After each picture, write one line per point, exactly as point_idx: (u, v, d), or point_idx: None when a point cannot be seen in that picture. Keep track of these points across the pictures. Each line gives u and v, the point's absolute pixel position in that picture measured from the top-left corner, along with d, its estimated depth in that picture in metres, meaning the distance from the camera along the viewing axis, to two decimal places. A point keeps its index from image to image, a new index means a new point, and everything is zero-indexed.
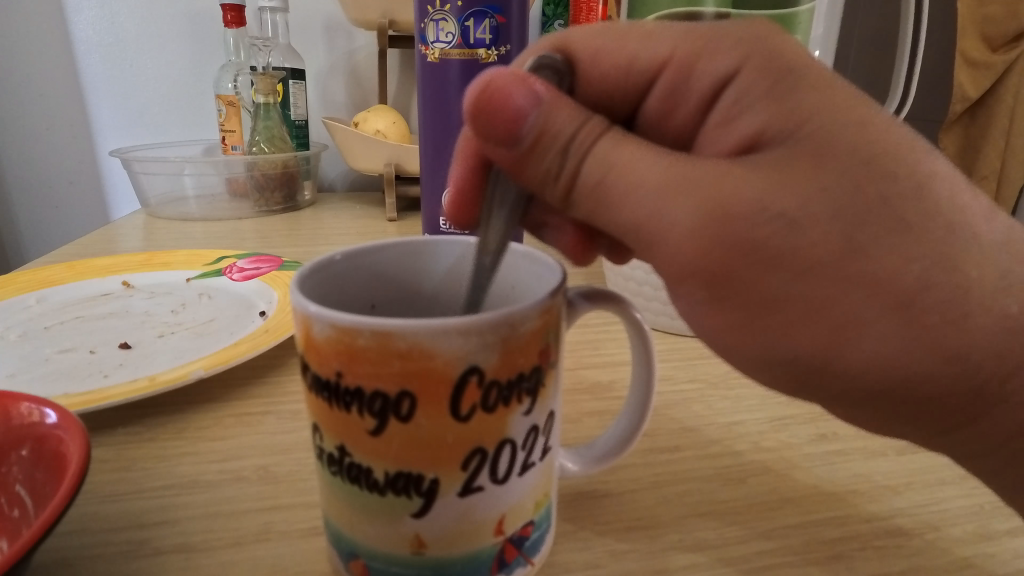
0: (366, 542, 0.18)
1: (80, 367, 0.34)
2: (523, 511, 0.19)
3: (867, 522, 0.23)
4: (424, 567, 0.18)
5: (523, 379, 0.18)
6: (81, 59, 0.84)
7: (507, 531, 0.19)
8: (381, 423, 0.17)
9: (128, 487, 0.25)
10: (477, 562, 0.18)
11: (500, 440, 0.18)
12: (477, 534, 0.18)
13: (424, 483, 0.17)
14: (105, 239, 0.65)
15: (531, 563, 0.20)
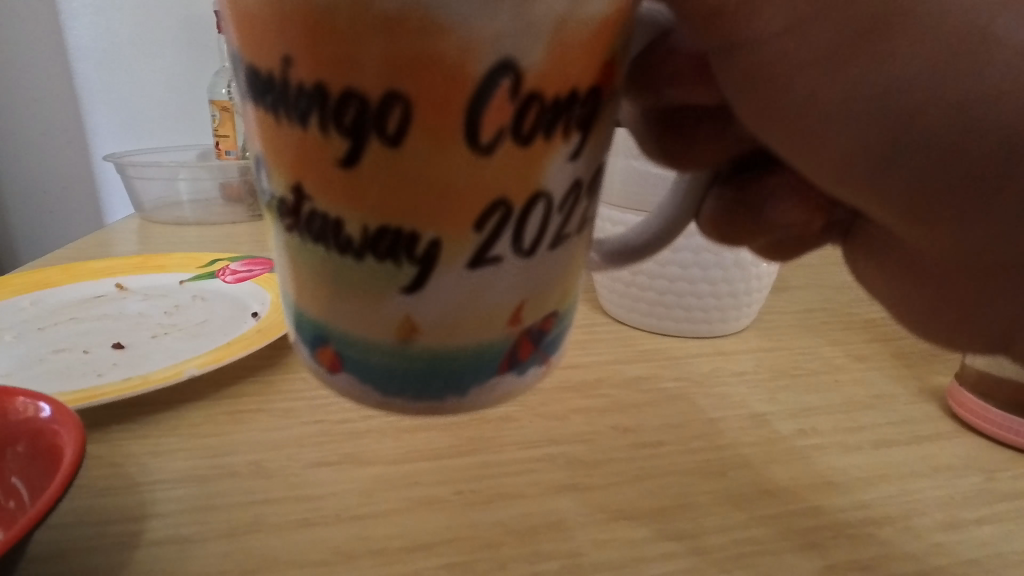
0: (334, 322, 0.14)
1: (75, 367, 0.35)
2: (548, 297, 0.15)
3: (842, 512, 0.24)
4: (408, 359, 0.14)
5: (575, 103, 0.13)
6: (76, 64, 0.84)
7: (526, 323, 0.15)
8: (355, 144, 0.12)
9: (123, 482, 0.25)
10: (483, 358, 0.15)
11: (533, 190, 0.13)
12: (488, 322, 0.14)
13: (419, 240, 0.13)
14: (100, 243, 0.65)
15: (547, 364, 0.16)
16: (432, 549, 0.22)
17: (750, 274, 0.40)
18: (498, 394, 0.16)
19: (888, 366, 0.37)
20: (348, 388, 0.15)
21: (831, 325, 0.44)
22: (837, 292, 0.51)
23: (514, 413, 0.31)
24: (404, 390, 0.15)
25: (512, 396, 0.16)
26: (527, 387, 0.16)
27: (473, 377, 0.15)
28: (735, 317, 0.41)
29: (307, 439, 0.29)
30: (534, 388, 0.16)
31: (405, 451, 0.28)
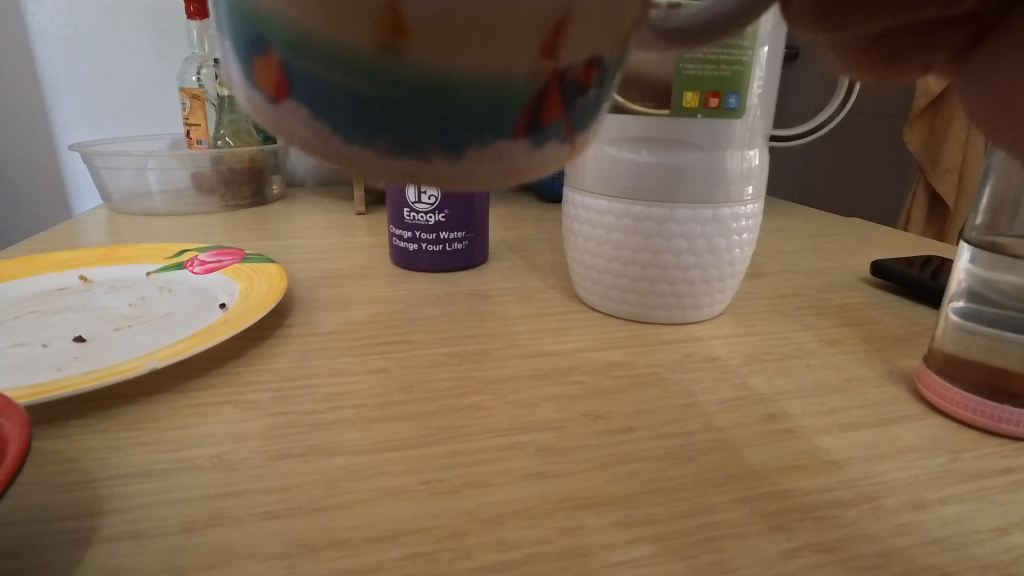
0: (289, 15, 0.11)
1: (34, 360, 0.34)
2: (593, 28, 0.12)
3: (809, 495, 0.24)
4: (393, 71, 0.11)
5: None
6: (39, 51, 0.82)
7: (561, 61, 0.12)
8: None
9: (78, 478, 0.25)
10: (498, 92, 0.12)
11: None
12: (512, 38, 0.11)
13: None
14: (67, 235, 0.64)
15: (568, 143, 0.14)
16: (396, 540, 0.22)
17: (724, 260, 0.40)
18: (503, 164, 0.13)
19: (859, 351, 0.38)
20: (300, 129, 0.12)
21: (804, 311, 0.44)
22: (812, 278, 0.51)
23: (485, 401, 0.31)
24: (383, 128, 0.12)
25: (522, 176, 0.13)
26: (540, 166, 0.13)
27: (477, 125, 0.12)
28: (708, 303, 0.41)
29: (272, 431, 0.28)
30: (546, 169, 0.14)
31: (372, 441, 0.27)
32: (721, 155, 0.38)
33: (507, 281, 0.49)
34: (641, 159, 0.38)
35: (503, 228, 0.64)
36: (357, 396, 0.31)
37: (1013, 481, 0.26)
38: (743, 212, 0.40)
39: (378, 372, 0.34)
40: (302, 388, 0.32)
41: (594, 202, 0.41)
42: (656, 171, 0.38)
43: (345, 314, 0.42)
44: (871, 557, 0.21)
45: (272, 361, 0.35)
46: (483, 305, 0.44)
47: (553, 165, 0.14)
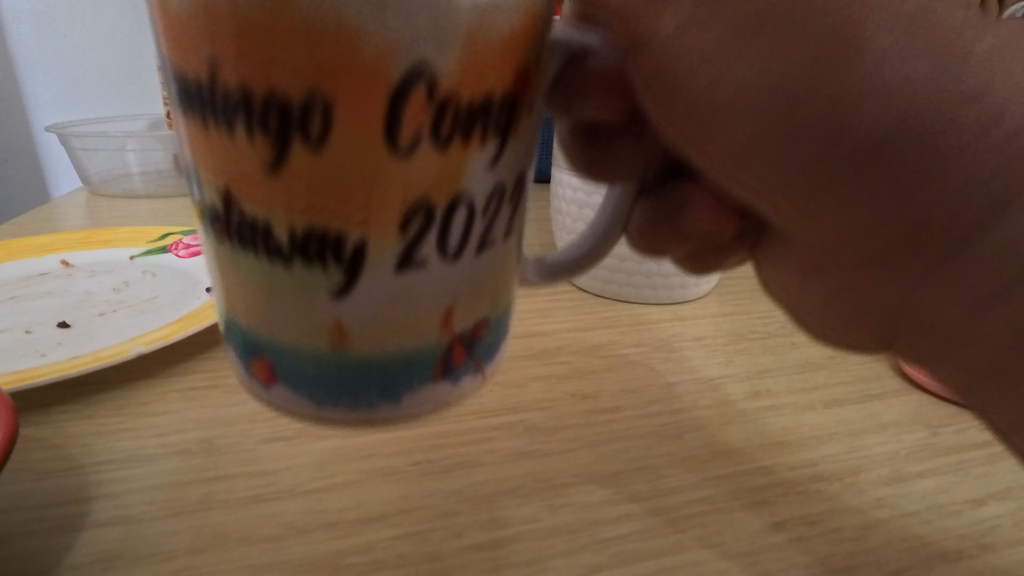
0: (274, 335, 0.17)
1: (14, 347, 0.33)
2: (475, 304, 0.18)
3: (792, 470, 0.25)
4: (338, 360, 0.17)
5: (488, 109, 0.15)
6: (9, 27, 0.79)
7: (455, 328, 0.17)
8: (280, 147, 0.14)
9: (65, 464, 0.24)
10: (411, 361, 0.17)
11: (453, 195, 0.15)
12: (417, 324, 0.17)
13: (347, 245, 0.15)
14: (44, 218, 0.62)
15: (480, 372, 0.19)
16: (387, 520, 0.22)
17: None
18: (430, 403, 0.18)
19: None
20: (286, 403, 0.18)
21: None
22: None
23: None
24: (341, 392, 0.17)
25: (446, 404, 0.19)
26: (459, 394, 0.19)
27: (403, 380, 0.17)
28: (695, 283, 0.42)
29: (260, 416, 0.28)
30: (468, 395, 0.19)
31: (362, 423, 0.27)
32: None
33: None
34: None
35: None
36: None
37: (989, 454, 0.26)
38: None
39: None
40: None
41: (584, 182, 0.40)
42: None
43: None
44: (853, 529, 0.22)
45: None
46: None
47: (472, 391, 0.19)
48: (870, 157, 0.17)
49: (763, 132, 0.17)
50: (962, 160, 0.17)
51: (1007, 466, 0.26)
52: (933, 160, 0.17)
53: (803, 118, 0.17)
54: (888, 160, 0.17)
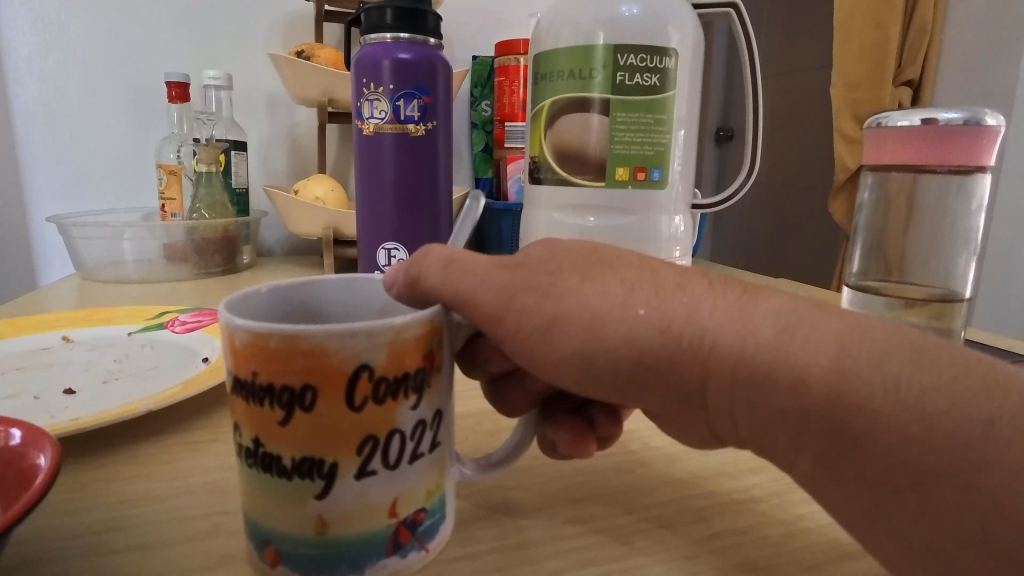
0: (273, 526, 0.21)
1: (26, 409, 0.36)
2: (415, 496, 0.22)
3: (728, 493, 0.29)
4: (320, 545, 0.21)
5: (409, 377, 0.21)
6: (20, 128, 0.85)
7: (400, 515, 0.22)
8: (288, 413, 0.20)
9: (82, 504, 0.27)
10: (372, 541, 0.21)
11: (390, 429, 0.21)
12: (371, 514, 0.21)
13: (325, 466, 0.20)
14: (37, 302, 0.65)
15: (426, 549, 0.23)
16: None
17: None
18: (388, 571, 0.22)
19: None
20: None
21: None
22: None
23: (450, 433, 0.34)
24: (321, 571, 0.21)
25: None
26: (409, 567, 0.23)
27: (366, 558, 0.21)
28: None
29: None
30: (417, 568, 0.23)
31: None
32: (653, 220, 0.44)
33: None
34: (587, 223, 0.44)
35: None
36: None
37: None
38: None
39: None
40: None
41: None
42: (601, 234, 0.44)
43: None
44: (776, 536, 0.26)
45: None
46: None
47: (420, 565, 0.23)
48: (618, 357, 0.21)
49: (569, 358, 0.22)
50: (677, 352, 0.21)
51: None
52: (653, 349, 0.21)
53: (603, 354, 0.21)
54: (633, 355, 0.21)
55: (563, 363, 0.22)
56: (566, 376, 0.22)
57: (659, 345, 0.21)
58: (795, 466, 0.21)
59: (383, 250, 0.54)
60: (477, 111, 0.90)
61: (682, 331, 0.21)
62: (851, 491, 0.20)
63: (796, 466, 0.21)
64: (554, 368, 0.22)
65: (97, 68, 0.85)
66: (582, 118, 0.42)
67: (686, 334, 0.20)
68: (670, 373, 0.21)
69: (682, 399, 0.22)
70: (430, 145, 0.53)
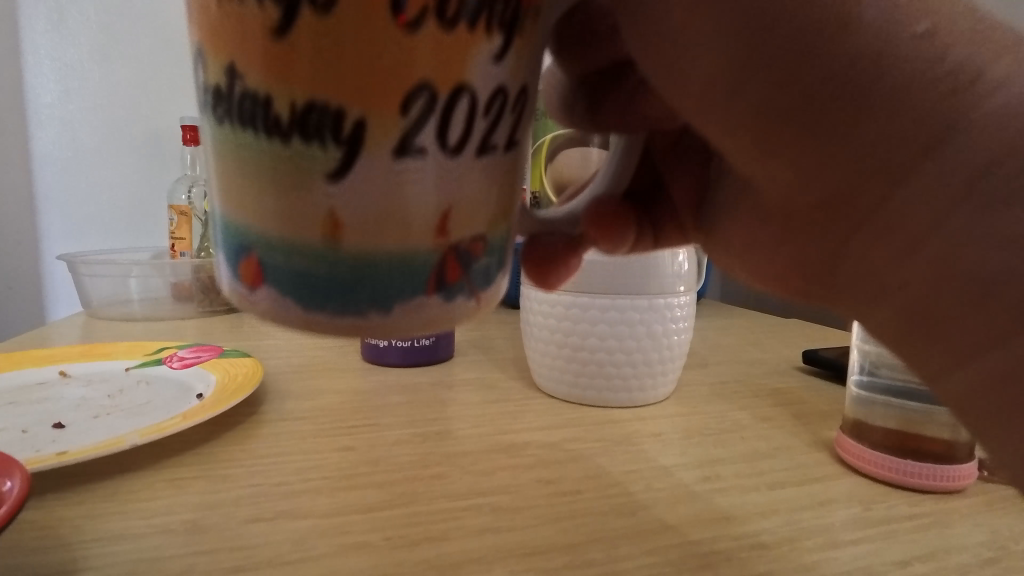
0: (262, 227, 0.17)
1: (13, 442, 0.35)
2: (475, 216, 0.17)
3: (736, 539, 0.27)
4: (330, 258, 0.16)
5: (493, 6, 0.15)
6: (37, 171, 0.88)
7: (452, 238, 0.17)
8: (291, 18, 0.14)
9: (56, 541, 0.26)
10: (407, 266, 0.17)
11: (457, 84, 0.15)
12: (410, 225, 0.16)
13: (343, 123, 0.15)
14: (41, 338, 0.65)
15: (476, 298, 0.19)
16: None
17: (662, 344, 0.45)
18: (422, 318, 0.18)
19: (789, 425, 0.42)
20: (274, 308, 0.17)
21: (739, 393, 0.48)
22: (748, 366, 0.56)
23: (445, 471, 0.33)
24: (329, 298, 0.17)
25: (438, 324, 0.18)
26: (450, 315, 0.18)
27: (397, 291, 0.17)
28: (652, 387, 0.45)
29: (242, 499, 0.30)
30: (461, 319, 0.18)
31: (339, 505, 0.29)
32: (654, 254, 0.43)
33: (471, 373, 0.52)
34: (586, 257, 0.44)
35: (468, 330, 0.69)
36: (325, 469, 0.33)
37: (915, 525, 0.29)
38: (676, 303, 0.45)
39: (346, 450, 0.36)
40: (271, 465, 0.34)
41: (545, 296, 0.46)
42: (600, 269, 0.44)
43: (315, 401, 0.44)
44: None
45: (246, 443, 0.37)
46: (447, 393, 0.46)
47: (467, 317, 0.19)
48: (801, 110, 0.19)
49: (714, 57, 0.18)
50: (854, 77, 0.18)
51: (933, 533, 0.28)
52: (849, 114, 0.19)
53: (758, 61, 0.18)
54: (818, 103, 0.19)
55: (700, 62, 0.19)
56: (693, 85, 0.19)
57: (834, 64, 0.18)
58: (901, 282, 0.22)
59: None
60: None
61: (942, 73, 0.18)
62: (962, 306, 0.20)
63: (903, 284, 0.22)
64: (682, 69, 0.19)
65: (116, 114, 0.88)
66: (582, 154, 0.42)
67: (951, 74, 0.18)
68: (827, 100, 0.18)
69: (839, 194, 0.21)
70: None
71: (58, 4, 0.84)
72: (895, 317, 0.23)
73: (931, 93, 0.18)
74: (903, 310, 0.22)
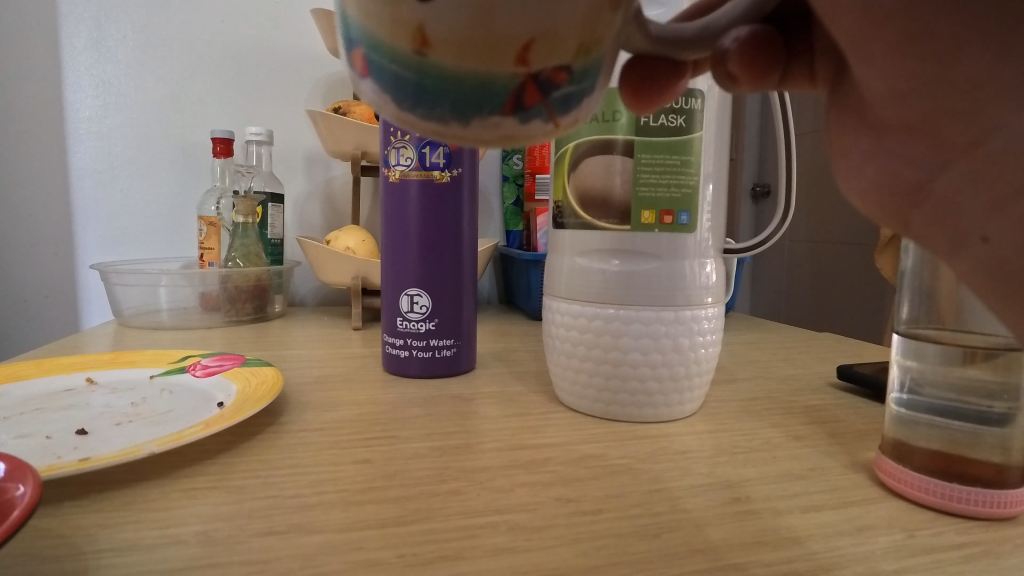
0: (360, 18, 0.16)
1: (36, 449, 0.35)
2: (563, 43, 0.16)
3: (769, 565, 0.25)
4: (421, 68, 0.16)
5: None
6: (75, 183, 0.90)
7: (533, 68, 0.16)
8: None
9: (69, 550, 0.26)
10: (487, 88, 0.16)
11: None
12: (494, 51, 0.16)
13: None
14: (72, 346, 0.66)
15: (554, 123, 0.18)
16: None
17: (690, 358, 0.43)
18: (500, 132, 0.17)
19: (823, 444, 0.40)
20: (373, 96, 0.18)
21: (771, 411, 0.46)
22: (780, 383, 0.54)
23: (462, 487, 0.32)
24: (417, 101, 0.17)
25: (513, 140, 0.18)
26: (528, 135, 0.18)
27: (479, 106, 0.17)
28: (679, 401, 0.44)
29: (256, 512, 0.29)
30: (538, 139, 0.18)
31: (351, 520, 0.29)
32: (682, 264, 0.42)
33: (492, 386, 0.51)
34: (612, 267, 0.43)
35: (489, 341, 0.68)
36: (340, 482, 0.32)
37: (964, 554, 0.27)
38: (704, 315, 0.43)
39: (363, 462, 0.35)
40: (285, 477, 0.33)
41: (569, 307, 0.45)
42: (625, 279, 0.42)
43: (334, 413, 0.44)
44: None
45: (263, 453, 0.36)
46: (467, 406, 0.46)
47: (543, 138, 0.18)
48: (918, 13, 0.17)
49: None
50: None
51: (984, 563, 0.26)
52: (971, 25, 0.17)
53: None
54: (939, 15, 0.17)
55: None
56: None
57: None
58: (982, 236, 0.20)
59: (406, 296, 0.53)
60: (508, 164, 0.89)
61: None
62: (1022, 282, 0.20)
63: (986, 239, 0.20)
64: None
65: (149, 126, 0.91)
66: (605, 161, 0.42)
67: None
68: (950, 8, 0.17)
69: (945, 112, 0.20)
70: (454, 192, 0.53)
71: (98, 23, 0.88)
72: (971, 269, 0.21)
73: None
74: (979, 264, 0.21)
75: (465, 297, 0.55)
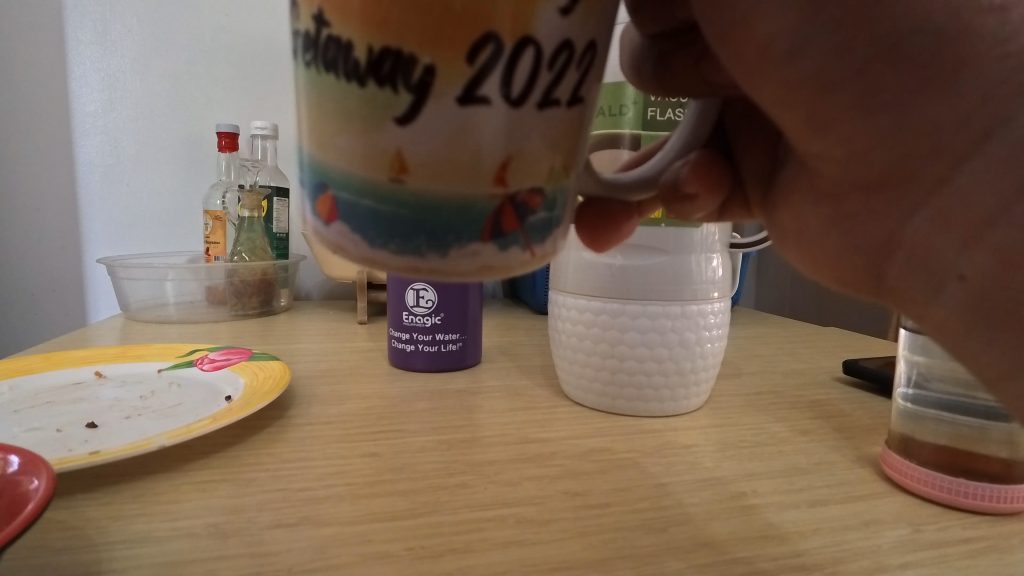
0: (336, 166, 0.17)
1: (47, 443, 0.36)
2: (535, 168, 0.18)
3: (776, 560, 0.26)
4: (397, 198, 0.17)
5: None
6: (81, 177, 0.91)
7: (510, 188, 0.17)
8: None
9: (80, 542, 0.26)
10: (466, 213, 0.17)
11: (523, 38, 0.16)
12: (471, 174, 0.17)
13: (415, 74, 0.16)
14: (80, 339, 0.67)
15: (529, 249, 0.19)
16: None
17: (696, 353, 0.43)
18: (477, 260, 0.18)
19: (829, 439, 0.40)
20: (341, 240, 0.18)
21: (777, 405, 0.46)
22: (786, 377, 0.54)
23: (470, 480, 0.32)
24: (390, 238, 0.17)
25: (493, 272, 0.18)
26: (506, 265, 0.18)
27: (457, 233, 0.17)
28: (685, 396, 0.44)
29: (266, 504, 0.30)
30: (516, 269, 0.19)
31: (360, 513, 0.29)
32: (687, 259, 0.42)
33: (498, 380, 0.52)
34: (617, 262, 0.43)
35: (495, 335, 0.68)
36: (348, 476, 0.33)
37: (971, 549, 0.27)
38: (711, 309, 0.43)
39: (371, 456, 0.35)
40: (293, 470, 0.33)
41: (574, 302, 0.45)
42: (631, 274, 0.42)
43: (341, 406, 0.44)
44: None
45: (271, 447, 0.36)
46: (473, 400, 0.46)
47: (519, 268, 0.19)
48: (864, 83, 0.19)
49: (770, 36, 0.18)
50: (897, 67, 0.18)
51: (991, 558, 0.26)
52: (913, 93, 0.19)
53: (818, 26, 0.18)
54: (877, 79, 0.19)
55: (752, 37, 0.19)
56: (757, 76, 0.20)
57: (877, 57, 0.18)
58: (957, 274, 0.21)
59: (411, 289, 0.53)
60: None
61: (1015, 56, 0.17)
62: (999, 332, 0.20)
63: (962, 277, 0.20)
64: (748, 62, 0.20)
65: (154, 121, 0.91)
66: (613, 153, 0.39)
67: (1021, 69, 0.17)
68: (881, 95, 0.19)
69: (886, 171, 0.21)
70: None
71: (102, 17, 0.88)
72: (953, 308, 0.21)
73: (996, 71, 0.18)
74: (957, 308, 0.21)
75: (470, 291, 0.55)
